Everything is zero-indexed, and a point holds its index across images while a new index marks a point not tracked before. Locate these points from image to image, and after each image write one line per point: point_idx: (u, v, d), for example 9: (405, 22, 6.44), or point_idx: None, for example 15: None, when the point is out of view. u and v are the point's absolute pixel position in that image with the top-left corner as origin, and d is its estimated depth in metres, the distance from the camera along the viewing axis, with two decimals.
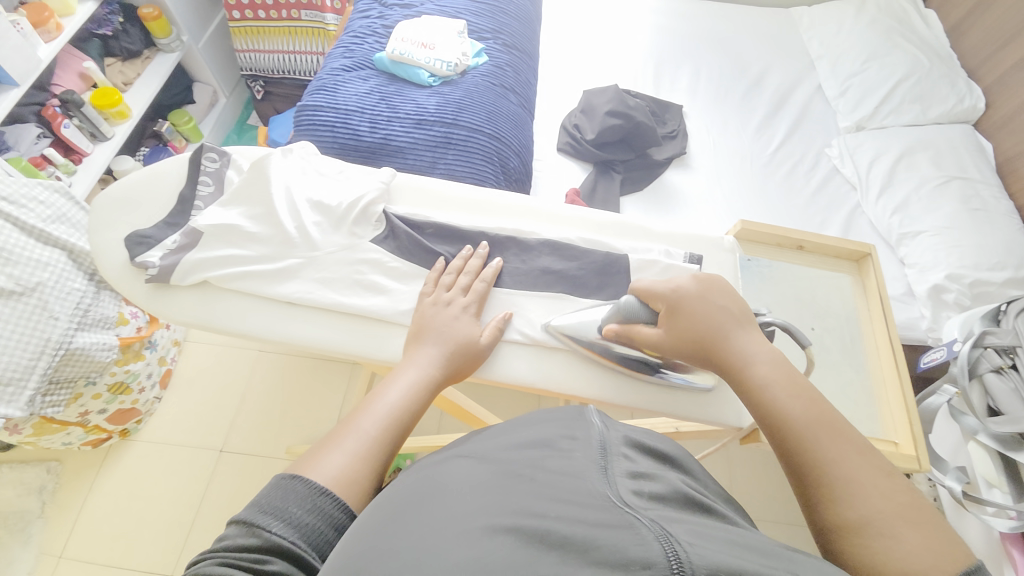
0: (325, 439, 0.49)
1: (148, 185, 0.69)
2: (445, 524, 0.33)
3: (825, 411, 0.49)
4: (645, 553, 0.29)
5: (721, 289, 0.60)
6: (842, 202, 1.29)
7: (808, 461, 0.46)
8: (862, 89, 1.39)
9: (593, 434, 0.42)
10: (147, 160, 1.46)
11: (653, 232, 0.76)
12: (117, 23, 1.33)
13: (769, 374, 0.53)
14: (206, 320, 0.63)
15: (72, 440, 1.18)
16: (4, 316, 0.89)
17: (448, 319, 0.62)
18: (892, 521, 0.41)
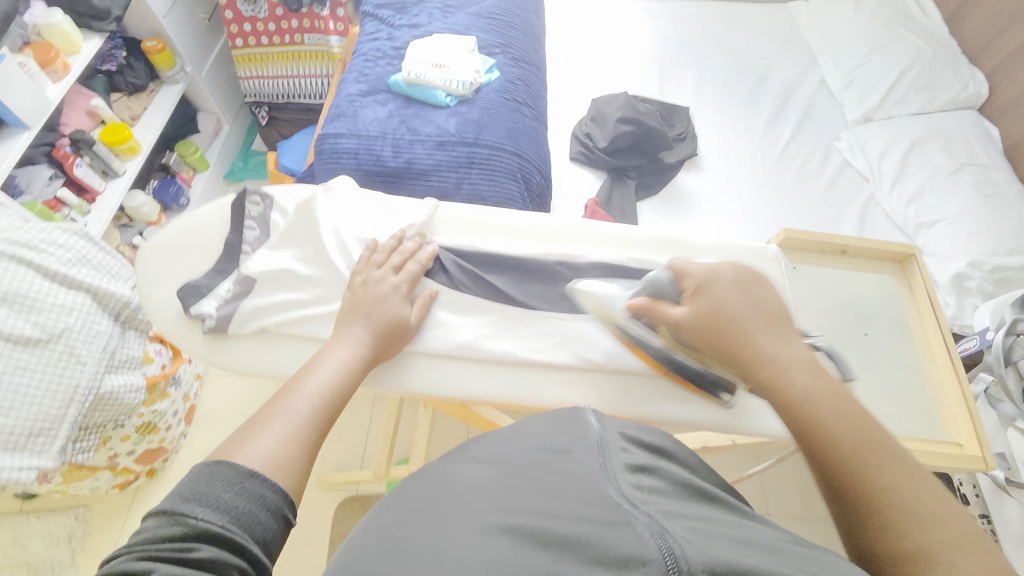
0: (254, 420, 0.50)
1: (196, 232, 0.70)
2: (462, 520, 0.37)
3: (871, 423, 0.45)
4: (643, 552, 0.33)
5: (746, 292, 0.58)
6: (855, 195, 1.29)
7: (858, 480, 0.41)
8: (867, 81, 1.40)
9: (591, 436, 0.46)
10: (158, 195, 1.47)
11: (700, 246, 0.75)
12: (122, 57, 1.33)
13: (809, 382, 0.50)
14: (268, 370, 0.63)
15: (101, 484, 1.16)
16: (31, 364, 0.87)
17: (379, 300, 0.63)
18: (954, 548, 0.36)
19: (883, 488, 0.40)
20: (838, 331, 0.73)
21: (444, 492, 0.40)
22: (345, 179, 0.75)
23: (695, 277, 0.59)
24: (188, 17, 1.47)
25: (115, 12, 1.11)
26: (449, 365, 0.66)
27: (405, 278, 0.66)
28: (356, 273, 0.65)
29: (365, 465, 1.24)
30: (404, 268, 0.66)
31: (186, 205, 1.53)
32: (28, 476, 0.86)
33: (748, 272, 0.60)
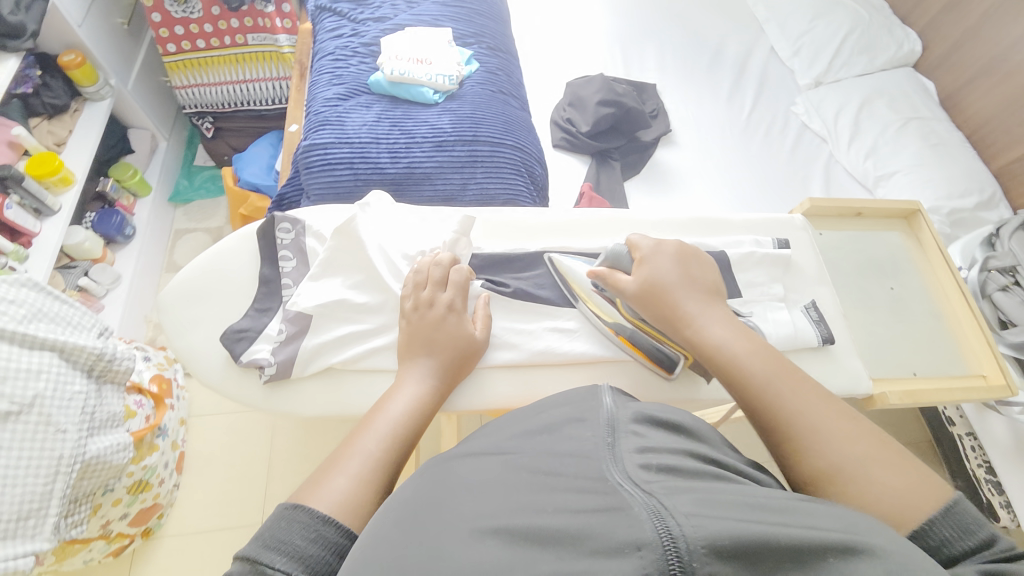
0: (327, 463, 0.48)
1: (223, 274, 0.68)
2: (453, 532, 0.34)
3: (789, 369, 0.53)
4: (639, 536, 0.30)
5: (682, 265, 0.63)
6: (817, 155, 1.37)
7: (782, 418, 0.49)
8: (815, 46, 1.48)
9: (603, 415, 0.45)
10: (97, 227, 1.29)
11: (736, 223, 0.77)
12: (37, 77, 1.16)
13: (730, 340, 0.57)
14: (347, 407, 0.63)
15: (94, 555, 1.04)
16: (3, 444, 0.75)
17: (435, 323, 0.61)
18: (865, 464, 0.44)
19: (804, 423, 0.48)
20: (869, 289, 0.79)
21: (447, 499, 0.37)
22: (383, 195, 0.74)
23: (643, 247, 0.65)
24: (103, 24, 1.29)
25: (31, 27, 1.02)
26: (522, 373, 0.68)
27: (455, 292, 0.64)
28: (405, 296, 0.63)
29: None
30: (450, 281, 0.64)
31: (132, 236, 1.37)
32: (23, 564, 0.75)
33: (687, 249, 0.65)
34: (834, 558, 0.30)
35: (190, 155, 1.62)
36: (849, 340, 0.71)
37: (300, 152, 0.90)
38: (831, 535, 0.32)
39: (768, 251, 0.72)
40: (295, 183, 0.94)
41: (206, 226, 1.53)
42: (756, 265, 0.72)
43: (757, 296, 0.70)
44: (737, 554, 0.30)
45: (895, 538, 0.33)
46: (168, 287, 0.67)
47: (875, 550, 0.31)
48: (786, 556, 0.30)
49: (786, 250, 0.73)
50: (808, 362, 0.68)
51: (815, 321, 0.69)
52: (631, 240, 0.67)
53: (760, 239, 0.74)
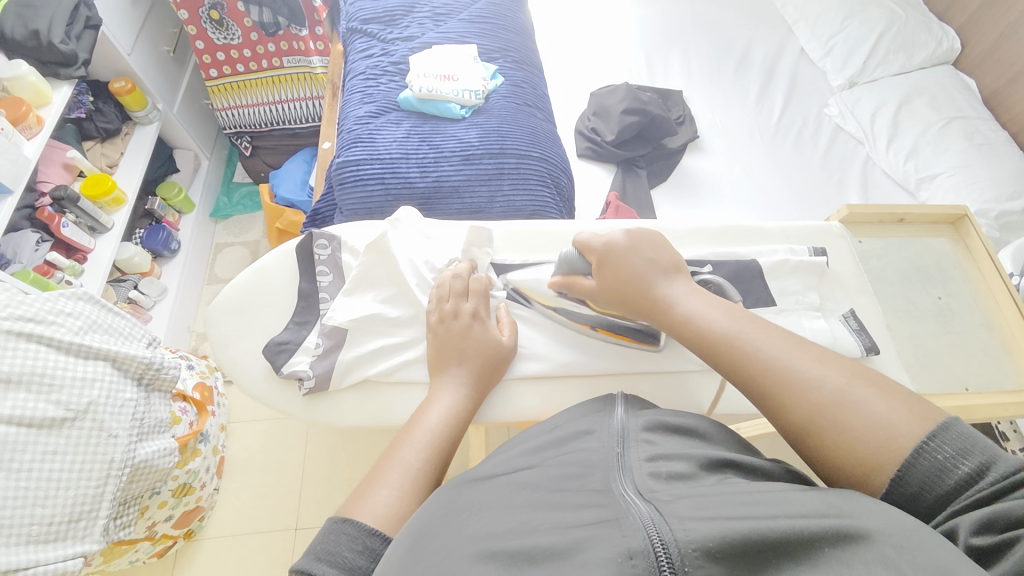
0: (370, 476, 0.49)
1: (268, 286, 0.71)
2: (457, 544, 0.35)
3: (754, 325, 0.52)
4: (629, 542, 0.31)
5: (641, 246, 0.62)
6: (853, 157, 1.33)
7: (753, 380, 0.49)
8: (847, 47, 1.44)
9: (613, 425, 0.47)
10: (145, 243, 1.37)
11: (769, 232, 0.75)
12: (90, 102, 1.24)
13: (697, 310, 0.56)
14: (380, 417, 0.64)
15: (139, 556, 1.08)
16: (59, 447, 0.80)
17: (463, 331, 0.63)
18: (839, 405, 0.44)
19: (775, 375, 0.48)
20: (915, 297, 0.76)
21: (458, 515, 0.39)
22: (410, 210, 0.75)
23: (594, 252, 0.64)
24: (151, 52, 1.38)
25: (82, 56, 1.09)
26: (548, 384, 0.68)
27: (477, 300, 0.65)
28: (429, 311, 0.65)
29: None
30: (472, 289, 0.66)
31: (176, 251, 1.45)
32: (74, 564, 0.80)
33: (644, 231, 0.64)
34: (828, 546, 0.30)
35: (229, 173, 1.70)
36: (893, 353, 0.67)
37: (333, 169, 0.93)
38: (824, 522, 0.32)
39: (803, 260, 0.70)
40: (328, 199, 0.98)
41: (243, 240, 1.61)
42: (790, 274, 0.70)
43: (792, 306, 0.68)
44: (729, 551, 0.30)
45: (894, 518, 0.32)
46: (215, 302, 0.70)
47: (870, 533, 0.31)
48: (780, 548, 0.31)
49: (823, 257, 0.70)
50: None
51: (856, 331, 0.67)
52: (577, 241, 0.66)
53: (793, 248, 0.72)
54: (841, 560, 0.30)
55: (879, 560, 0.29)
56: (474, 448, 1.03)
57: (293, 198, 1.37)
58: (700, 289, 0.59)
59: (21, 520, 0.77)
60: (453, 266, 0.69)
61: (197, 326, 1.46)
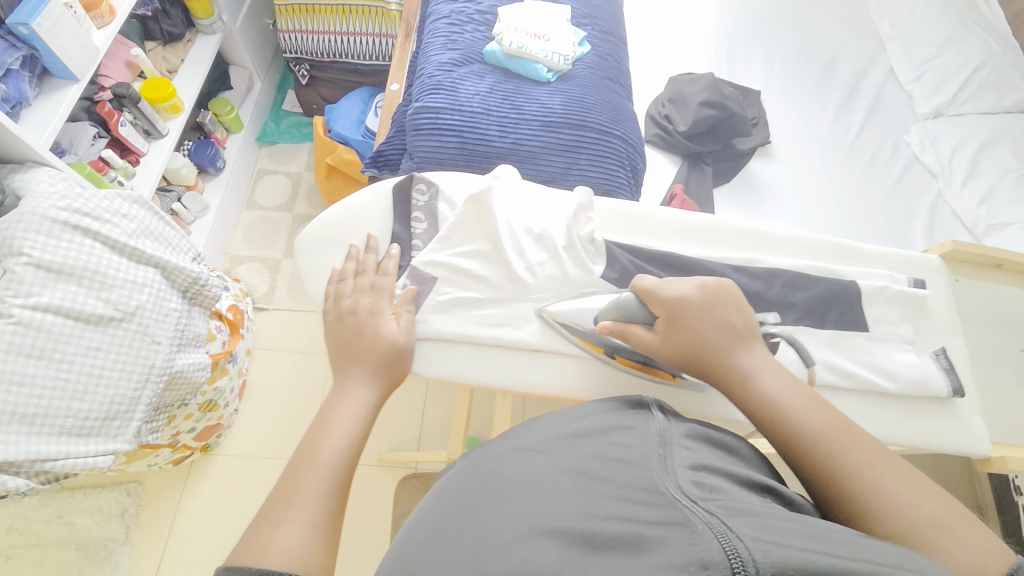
0: (267, 513, 0.44)
1: (358, 224, 0.73)
2: (500, 526, 0.36)
3: (844, 425, 0.48)
4: (703, 553, 0.29)
5: (717, 308, 0.57)
6: (923, 191, 1.28)
7: (833, 478, 0.45)
8: (939, 75, 1.37)
9: (654, 426, 0.46)
10: (192, 155, 1.36)
11: (866, 254, 0.74)
12: (157, 2, 1.20)
13: (778, 392, 0.52)
14: (461, 375, 0.67)
15: (158, 461, 1.11)
16: (104, 345, 0.81)
17: (365, 330, 0.61)
18: (931, 527, 0.41)
19: (866, 481, 0.44)
20: (1000, 345, 0.80)
21: (510, 493, 0.39)
22: (509, 169, 0.79)
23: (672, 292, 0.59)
24: None
25: None
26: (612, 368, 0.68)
27: (377, 296, 0.64)
28: (327, 308, 0.63)
29: (424, 447, 1.27)
30: (376, 286, 0.65)
31: (221, 169, 1.43)
32: (104, 460, 0.82)
33: (721, 283, 0.60)
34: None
35: (280, 98, 1.66)
36: (974, 397, 0.68)
37: (408, 112, 0.90)
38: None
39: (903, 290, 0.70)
40: (397, 143, 0.96)
41: (286, 171, 1.58)
42: (886, 302, 0.70)
43: (883, 334, 0.69)
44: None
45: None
46: (306, 231, 0.72)
47: None
48: None
49: (921, 289, 0.71)
50: (905, 407, 0.65)
51: (945, 369, 0.68)
52: (640, 288, 0.60)
53: (894, 276, 0.72)
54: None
55: None
56: (499, 417, 1.04)
57: (348, 136, 1.34)
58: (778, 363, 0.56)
59: (57, 411, 0.77)
60: (344, 260, 0.67)
61: (233, 249, 1.46)
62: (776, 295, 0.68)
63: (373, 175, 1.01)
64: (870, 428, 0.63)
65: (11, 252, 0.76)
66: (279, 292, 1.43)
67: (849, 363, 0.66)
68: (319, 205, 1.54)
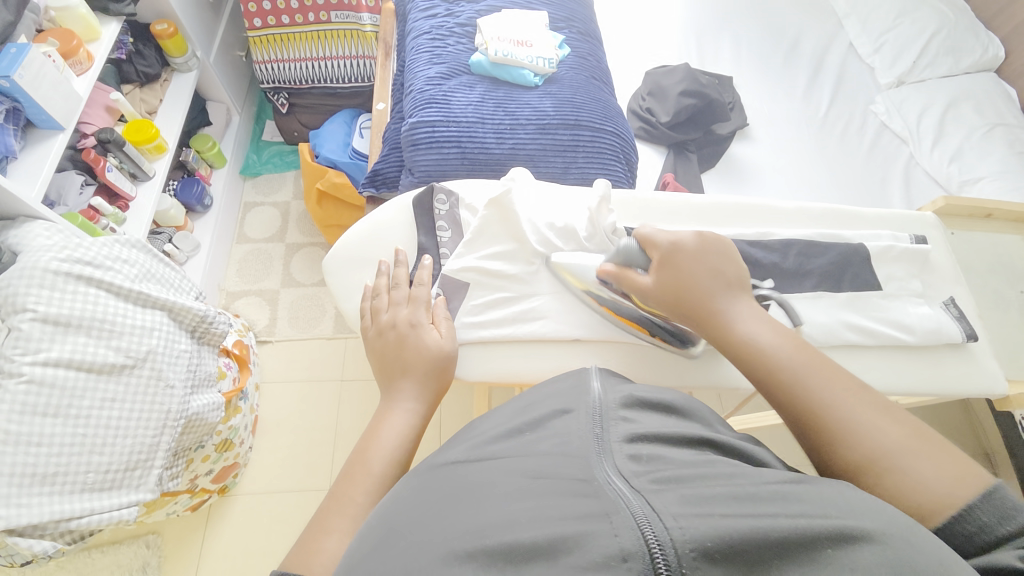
0: (317, 522, 0.45)
1: (382, 240, 0.76)
2: (433, 540, 0.30)
3: (822, 361, 0.50)
4: (622, 543, 0.27)
5: (707, 254, 0.60)
6: (896, 156, 1.34)
7: (813, 411, 0.47)
8: (897, 45, 1.44)
9: (591, 401, 0.43)
10: (179, 195, 1.34)
11: (868, 218, 0.79)
12: (129, 44, 1.19)
13: (760, 332, 0.54)
14: (501, 376, 0.69)
15: (176, 509, 1.07)
16: (119, 395, 0.79)
17: (409, 342, 0.61)
18: (899, 454, 0.43)
19: (837, 414, 0.46)
20: (1002, 291, 0.85)
21: (438, 503, 0.34)
22: (523, 170, 0.80)
23: (659, 248, 0.61)
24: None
25: None
26: (638, 353, 0.71)
27: (414, 307, 0.65)
28: (367, 324, 0.65)
29: None
30: (412, 297, 0.66)
31: (209, 206, 1.41)
32: (129, 513, 0.79)
33: (711, 237, 0.61)
34: (830, 548, 0.28)
35: (259, 129, 1.65)
36: (985, 341, 0.73)
37: (403, 128, 0.91)
38: (822, 521, 0.29)
39: (908, 248, 0.74)
40: (393, 161, 0.97)
41: (274, 201, 1.57)
42: (894, 260, 0.74)
43: (896, 291, 0.73)
44: (729, 554, 0.27)
45: (892, 517, 0.30)
46: (332, 254, 0.76)
47: (869, 535, 0.28)
48: (780, 549, 0.27)
49: (924, 246, 0.75)
50: (918, 358, 0.70)
51: (957, 318, 0.72)
52: (641, 235, 0.63)
53: (896, 235, 0.76)
54: (845, 563, 0.27)
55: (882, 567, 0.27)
56: None
57: (337, 159, 1.34)
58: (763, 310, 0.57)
59: (78, 467, 0.74)
60: (376, 276, 0.69)
61: (228, 285, 1.44)
62: (789, 267, 0.71)
63: (371, 195, 1.02)
64: (891, 381, 0.67)
65: (16, 308, 0.74)
66: (281, 322, 1.41)
67: (868, 320, 0.70)
68: (312, 231, 1.54)
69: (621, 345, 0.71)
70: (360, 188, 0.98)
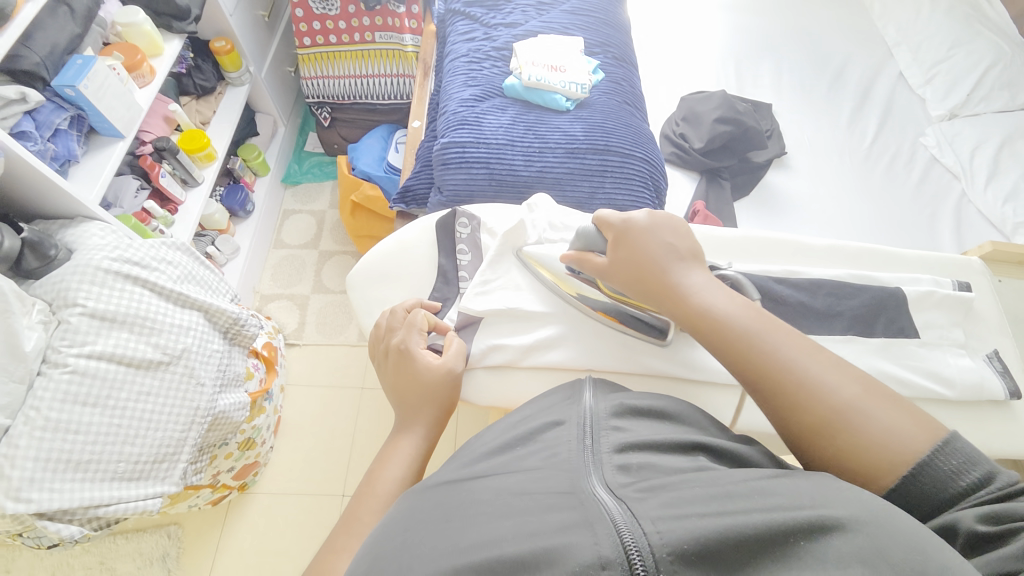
0: (328, 548, 0.47)
1: (405, 260, 0.78)
2: (426, 558, 0.32)
3: (775, 325, 0.50)
4: (602, 552, 0.30)
5: (659, 230, 0.61)
6: (947, 192, 1.27)
7: (768, 372, 0.47)
8: (950, 78, 1.38)
9: (582, 412, 0.46)
10: (224, 201, 1.42)
11: (907, 259, 0.76)
12: (190, 59, 1.28)
13: (715, 302, 0.54)
14: (515, 399, 0.70)
15: (198, 502, 1.10)
16: (153, 389, 0.83)
17: (407, 367, 0.62)
18: (857, 412, 0.44)
19: (795, 377, 0.46)
20: None
21: (437, 517, 0.36)
22: (545, 196, 0.81)
23: (613, 227, 0.63)
24: (251, 16, 1.41)
25: (194, 12, 1.15)
26: (653, 384, 0.69)
27: (410, 330, 0.64)
28: (376, 350, 0.67)
29: None
30: (409, 321, 0.65)
31: (251, 212, 1.49)
32: (152, 504, 0.83)
33: (662, 215, 0.62)
34: (803, 541, 0.30)
35: (302, 140, 1.73)
36: None
37: (435, 148, 0.94)
38: (799, 514, 0.31)
39: (950, 294, 0.70)
40: (424, 178, 0.99)
41: (310, 209, 1.64)
42: (934, 307, 0.70)
43: (935, 340, 0.69)
44: (704, 554, 0.29)
45: (868, 505, 0.32)
46: (357, 269, 0.78)
47: (845, 523, 0.30)
48: (756, 545, 0.30)
49: (968, 293, 0.71)
50: (957, 412, 0.66)
51: (1000, 372, 0.67)
52: (597, 219, 0.65)
53: (938, 280, 0.72)
54: (815, 555, 0.29)
55: (855, 555, 0.28)
56: None
57: (372, 173, 1.38)
58: (712, 280, 0.57)
59: (110, 457, 0.78)
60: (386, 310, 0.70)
61: (263, 288, 1.50)
62: (819, 306, 0.68)
63: (401, 211, 1.05)
64: None
65: (66, 303, 0.79)
66: (309, 327, 1.45)
67: (903, 370, 0.66)
68: (344, 240, 1.59)
69: (636, 376, 0.70)
70: (391, 204, 1.01)
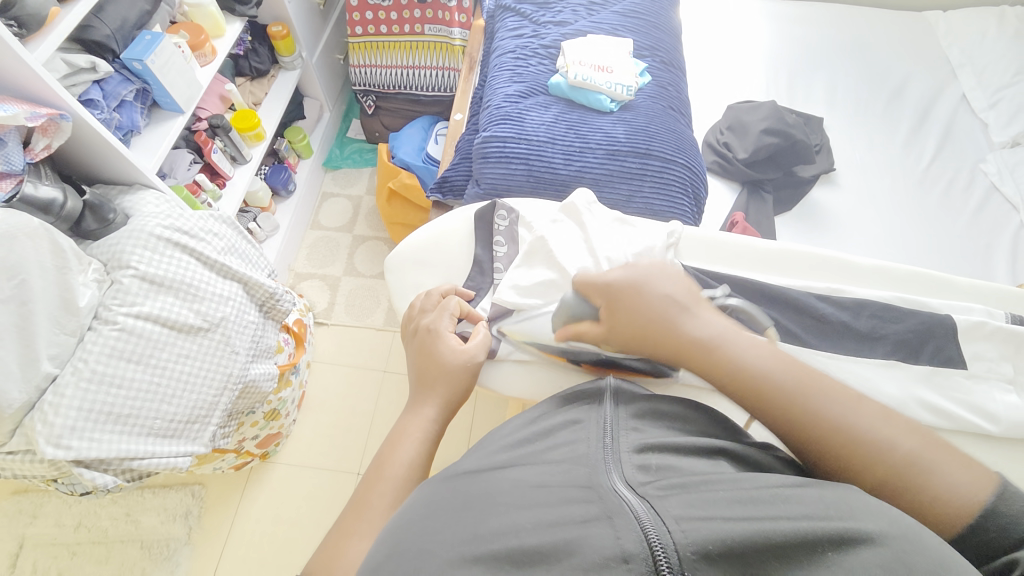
0: (340, 527, 0.48)
1: (440, 247, 0.80)
2: (446, 542, 0.33)
3: (813, 376, 0.49)
4: (625, 545, 0.30)
5: (657, 282, 0.59)
6: (1004, 223, 1.20)
7: (820, 436, 0.45)
8: (1016, 103, 1.31)
9: (601, 416, 0.46)
10: (268, 179, 1.47)
11: (958, 287, 0.72)
12: (248, 42, 1.34)
13: (743, 357, 0.51)
14: (536, 392, 0.70)
15: (222, 465, 1.15)
16: (192, 353, 0.87)
17: (431, 345, 0.63)
18: (917, 463, 0.43)
19: (850, 435, 0.44)
20: None
21: (458, 504, 0.37)
22: (586, 194, 0.80)
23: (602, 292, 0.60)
24: (308, 4, 1.46)
25: None
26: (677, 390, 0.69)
27: (441, 311, 0.67)
28: (407, 324, 0.69)
29: None
30: (442, 304, 0.68)
31: (292, 192, 1.54)
32: (181, 462, 0.86)
33: (653, 264, 0.61)
34: (830, 551, 0.29)
35: (345, 126, 1.78)
36: None
37: (476, 141, 0.95)
38: (823, 525, 0.31)
39: (1004, 327, 0.66)
40: (462, 170, 1.01)
41: (348, 193, 1.68)
42: (985, 338, 0.66)
43: (982, 372, 0.65)
44: (729, 554, 0.30)
45: (895, 522, 0.32)
46: (395, 252, 0.80)
47: (873, 537, 0.30)
48: (782, 551, 0.30)
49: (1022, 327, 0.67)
50: (1003, 451, 0.62)
51: None
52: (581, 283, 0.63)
53: (989, 311, 0.69)
54: (843, 564, 0.29)
55: (882, 565, 0.28)
56: None
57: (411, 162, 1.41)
58: (726, 322, 0.56)
59: (149, 413, 0.82)
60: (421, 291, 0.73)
61: (298, 266, 1.55)
62: (858, 328, 0.66)
63: (437, 201, 1.07)
64: None
65: (120, 264, 0.83)
66: (338, 308, 1.49)
67: (946, 402, 0.63)
68: (378, 227, 1.62)
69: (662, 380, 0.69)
70: (428, 192, 1.02)
